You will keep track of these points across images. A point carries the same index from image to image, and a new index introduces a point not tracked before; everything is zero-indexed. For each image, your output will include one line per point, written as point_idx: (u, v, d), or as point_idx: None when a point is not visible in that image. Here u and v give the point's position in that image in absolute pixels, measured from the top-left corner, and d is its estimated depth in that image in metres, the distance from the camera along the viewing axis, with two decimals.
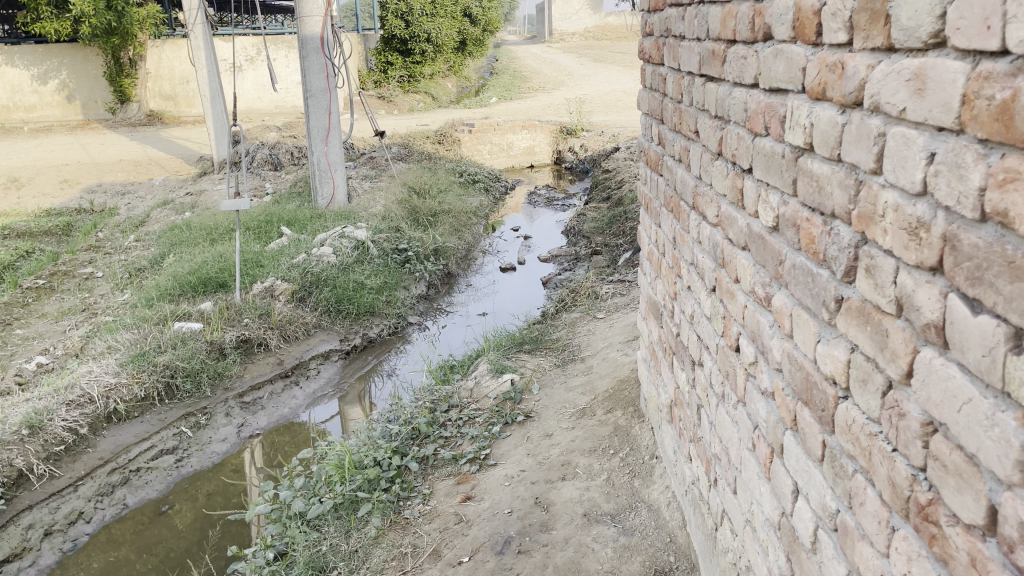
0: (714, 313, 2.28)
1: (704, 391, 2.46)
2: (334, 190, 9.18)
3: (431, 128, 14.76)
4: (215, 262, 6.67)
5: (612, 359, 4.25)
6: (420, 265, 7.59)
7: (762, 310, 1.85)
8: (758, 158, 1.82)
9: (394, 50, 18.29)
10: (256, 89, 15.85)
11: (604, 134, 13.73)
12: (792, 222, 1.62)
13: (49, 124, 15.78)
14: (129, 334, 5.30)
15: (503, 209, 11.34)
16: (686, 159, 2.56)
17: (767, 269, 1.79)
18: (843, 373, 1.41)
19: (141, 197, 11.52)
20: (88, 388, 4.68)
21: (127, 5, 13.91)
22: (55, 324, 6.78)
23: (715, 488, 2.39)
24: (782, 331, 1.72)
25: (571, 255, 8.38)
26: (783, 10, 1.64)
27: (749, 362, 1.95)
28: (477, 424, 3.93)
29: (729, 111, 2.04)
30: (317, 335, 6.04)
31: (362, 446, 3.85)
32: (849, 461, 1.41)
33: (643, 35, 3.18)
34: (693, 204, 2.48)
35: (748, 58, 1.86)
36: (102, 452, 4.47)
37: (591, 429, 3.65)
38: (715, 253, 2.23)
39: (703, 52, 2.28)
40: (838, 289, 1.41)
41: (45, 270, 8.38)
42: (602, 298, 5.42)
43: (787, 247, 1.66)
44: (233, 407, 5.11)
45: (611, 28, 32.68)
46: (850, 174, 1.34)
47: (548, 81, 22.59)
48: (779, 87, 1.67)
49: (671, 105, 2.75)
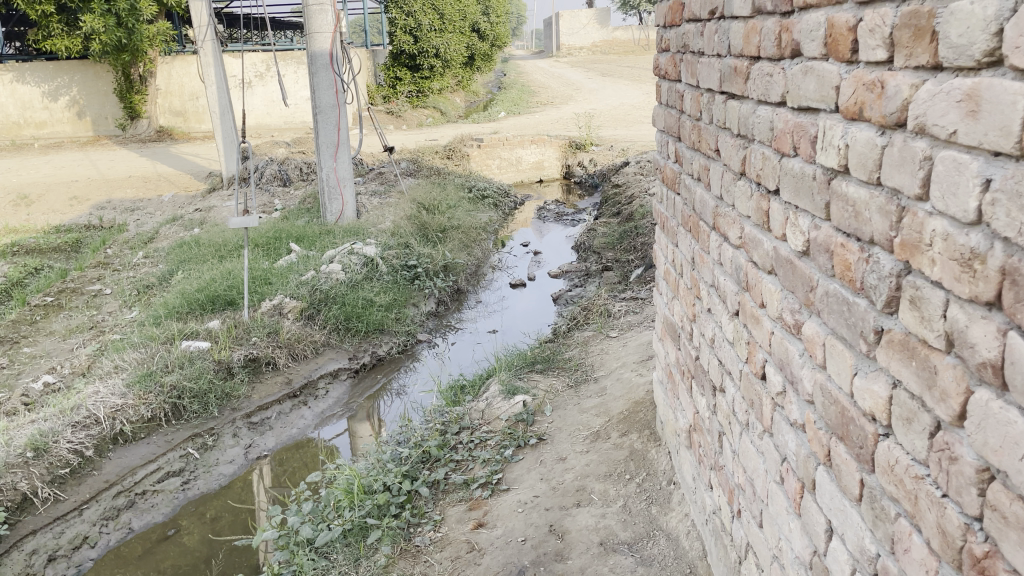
0: (737, 338, 2.20)
1: (726, 419, 2.38)
2: (342, 207, 9.15)
3: (440, 143, 14.73)
4: (223, 279, 6.63)
5: (626, 380, 4.16)
6: (429, 282, 7.53)
7: (790, 337, 1.77)
8: (786, 179, 1.75)
9: (402, 66, 18.33)
10: (265, 105, 15.90)
11: (613, 149, 13.69)
12: (825, 247, 1.54)
13: (59, 140, 15.89)
14: (136, 354, 5.26)
15: (513, 224, 11.28)
16: (705, 179, 2.49)
17: (797, 295, 1.71)
18: (885, 410, 1.32)
19: (150, 212, 11.52)
20: (94, 408, 4.63)
21: (138, 22, 14.03)
22: (63, 342, 6.74)
23: (738, 519, 2.30)
24: (813, 360, 1.64)
25: (582, 271, 8.30)
26: (813, 26, 1.57)
27: (777, 391, 1.86)
28: (489, 446, 3.84)
29: (753, 130, 1.97)
30: (325, 354, 5.97)
31: (371, 469, 3.76)
32: (892, 503, 1.32)
33: (659, 51, 3.12)
34: (712, 225, 2.41)
35: (774, 75, 1.79)
36: (108, 475, 4.41)
37: (605, 452, 3.56)
38: (737, 275, 2.16)
39: (724, 69, 2.21)
40: (878, 320, 1.33)
41: (54, 287, 8.37)
42: (615, 316, 5.33)
43: (819, 273, 1.59)
44: (241, 427, 5.04)
45: (618, 43, 32.69)
46: (891, 199, 1.27)
47: (556, 95, 22.56)
48: (810, 106, 1.60)
49: (689, 122, 2.68)
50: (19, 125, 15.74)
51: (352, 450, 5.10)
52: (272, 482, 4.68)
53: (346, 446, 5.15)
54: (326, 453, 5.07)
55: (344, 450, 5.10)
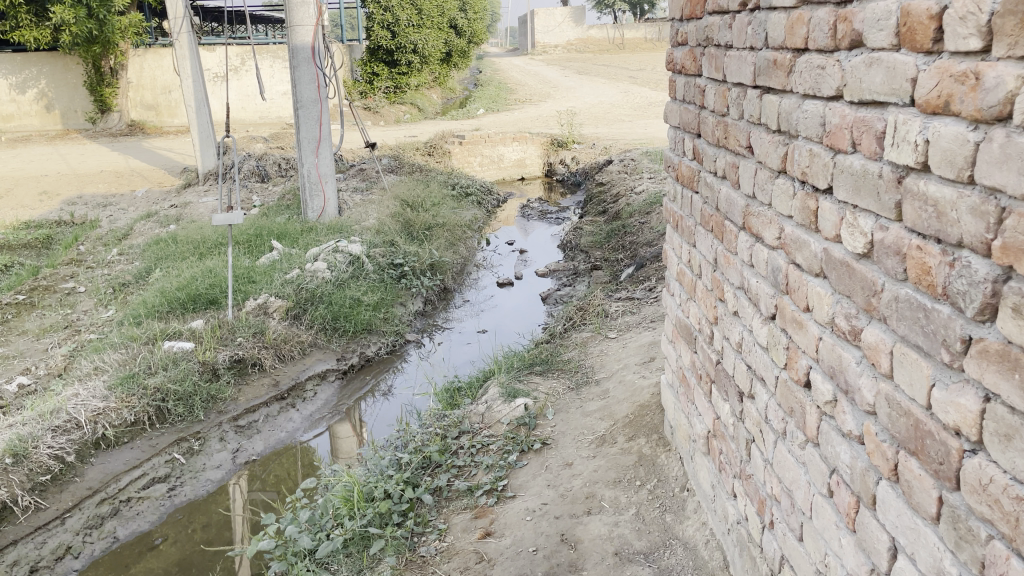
0: (772, 343, 2.12)
1: (756, 427, 2.29)
2: (324, 203, 8.98)
3: (420, 140, 14.57)
4: (204, 277, 6.44)
5: (629, 382, 4.07)
6: (416, 281, 7.39)
7: (844, 344, 1.69)
8: (841, 177, 1.66)
9: (380, 61, 18.12)
10: (240, 99, 15.63)
11: (595, 147, 13.64)
12: (894, 249, 1.45)
13: (27, 134, 15.49)
14: (117, 355, 5.08)
15: (496, 222, 11.16)
16: (732, 177, 2.40)
17: (854, 300, 1.63)
18: (975, 426, 1.24)
19: (124, 208, 11.25)
20: (75, 412, 4.44)
21: (109, 14, 13.70)
22: (36, 342, 6.51)
23: (770, 530, 2.22)
24: (877, 370, 1.55)
25: (569, 270, 8.22)
26: (880, 14, 1.48)
27: (825, 400, 1.78)
28: (492, 451, 3.73)
29: (797, 126, 1.88)
30: (313, 354, 5.81)
31: (370, 475, 3.64)
32: (983, 525, 1.24)
33: (674, 44, 3.03)
34: (742, 224, 2.32)
35: (827, 67, 1.70)
36: (91, 482, 4.22)
37: (613, 458, 3.46)
38: (775, 278, 2.07)
39: (760, 62, 2.12)
40: (965, 328, 1.25)
41: (25, 285, 8.12)
42: (612, 317, 5.24)
43: (885, 278, 1.50)
44: (228, 430, 4.88)
45: (593, 41, 32.68)
46: (988, 199, 1.18)
47: (534, 93, 22.46)
48: (876, 100, 1.51)
49: (712, 118, 2.59)
50: None
51: (332, 453, 5.01)
52: (250, 486, 4.59)
53: (327, 446, 5.10)
54: (309, 456, 4.98)
55: (324, 452, 5.03)
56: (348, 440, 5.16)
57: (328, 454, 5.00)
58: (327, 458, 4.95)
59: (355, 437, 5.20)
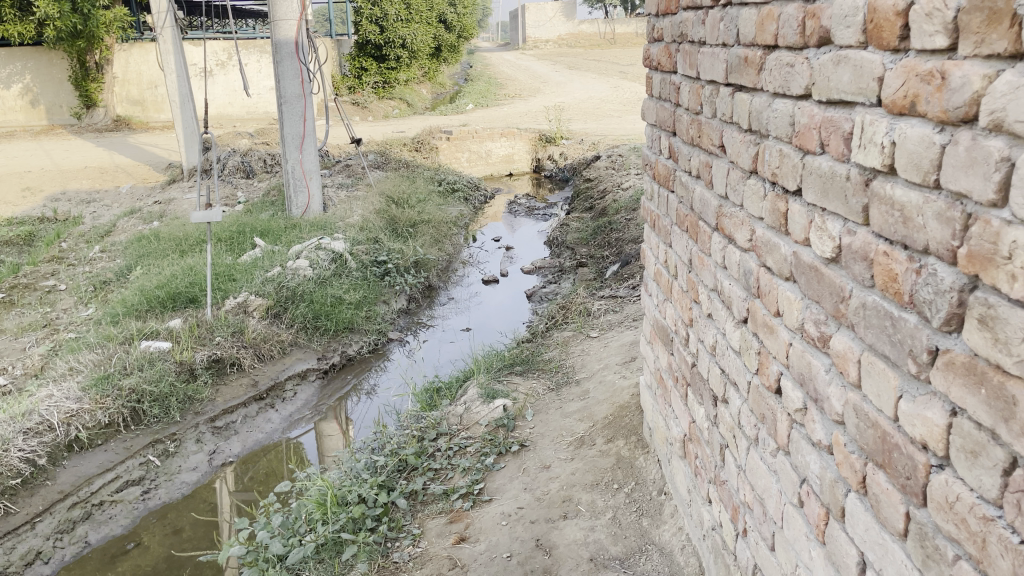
0: (744, 347, 2.07)
1: (729, 432, 2.24)
2: (309, 200, 8.89)
3: (408, 135, 14.48)
4: (184, 275, 6.36)
5: (609, 383, 4.02)
6: (400, 278, 7.32)
7: (813, 351, 1.64)
8: (809, 179, 1.61)
9: (368, 56, 18.01)
10: (227, 94, 15.51)
11: (583, 142, 13.57)
12: (861, 255, 1.40)
13: (11, 129, 15.33)
14: (92, 355, 5.00)
15: (483, 218, 11.10)
16: (706, 176, 2.35)
17: (822, 306, 1.58)
18: (941, 441, 1.19)
19: (107, 205, 11.13)
20: (47, 414, 4.36)
21: (94, 8, 13.53)
22: (13, 341, 6.42)
23: (743, 538, 2.18)
24: (845, 378, 1.50)
25: (555, 267, 8.17)
26: (847, 11, 1.43)
27: (795, 408, 1.73)
28: (469, 454, 3.68)
29: (768, 125, 1.83)
30: (293, 354, 5.75)
31: (344, 479, 3.58)
32: (949, 544, 1.19)
33: (650, 40, 2.97)
34: (715, 225, 2.27)
35: (796, 65, 1.65)
36: (63, 485, 4.15)
37: (591, 460, 3.41)
38: (746, 280, 2.02)
39: (732, 59, 2.06)
40: (932, 339, 1.20)
41: (5, 283, 8.02)
42: (594, 315, 5.19)
43: (852, 284, 1.45)
44: (205, 432, 4.81)
45: (584, 36, 32.60)
46: (954, 204, 1.13)
47: (523, 88, 22.38)
48: (843, 99, 1.46)
49: (686, 115, 2.54)
50: None
51: (319, 450, 4.96)
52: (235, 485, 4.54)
53: (313, 443, 5.05)
54: (294, 455, 4.94)
55: (312, 449, 4.98)
56: (335, 437, 5.11)
57: (315, 451, 4.96)
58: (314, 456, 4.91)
59: (341, 434, 5.16)
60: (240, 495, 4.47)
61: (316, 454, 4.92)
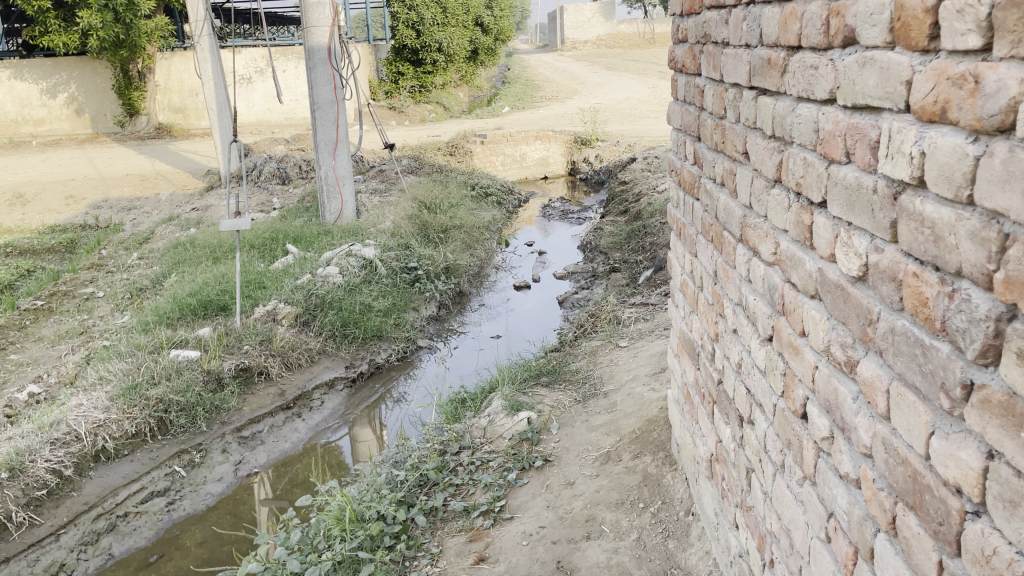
0: (770, 368, 1.94)
1: (755, 455, 2.12)
2: (342, 206, 8.88)
3: (443, 139, 14.45)
4: (216, 283, 6.38)
5: (637, 396, 3.89)
6: (430, 285, 7.27)
7: (841, 376, 1.51)
8: (835, 191, 1.48)
9: (404, 61, 18.04)
10: (265, 101, 15.70)
11: (619, 144, 13.41)
12: (889, 275, 1.28)
13: (57, 138, 15.69)
14: (122, 363, 5.01)
15: (516, 223, 11.02)
16: (730, 185, 2.23)
17: (849, 329, 1.45)
18: (977, 486, 1.06)
19: (147, 212, 11.27)
20: (75, 425, 4.38)
21: (135, 17, 13.75)
22: (51, 348, 6.49)
23: (771, 569, 2.05)
24: (873, 409, 1.37)
25: (588, 272, 8.04)
26: (874, 8, 1.30)
27: (822, 436, 1.61)
28: (491, 469, 3.59)
29: (791, 131, 1.71)
30: (321, 362, 5.72)
31: (364, 494, 3.50)
32: None
33: (676, 42, 2.85)
34: (740, 236, 2.15)
35: (820, 67, 1.53)
36: (88, 496, 4.16)
37: (616, 477, 3.29)
38: (771, 296, 1.90)
39: (755, 61, 1.94)
40: (966, 372, 1.07)
41: (45, 290, 8.15)
42: (624, 324, 5.06)
43: (880, 307, 1.33)
44: (231, 442, 4.79)
45: (622, 36, 32.38)
46: (989, 224, 1.01)
47: (560, 90, 22.23)
48: (869, 104, 1.33)
49: (710, 120, 2.42)
50: (16, 122, 15.54)
51: (355, 455, 4.99)
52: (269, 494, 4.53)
53: (349, 448, 5.07)
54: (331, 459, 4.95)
55: (349, 454, 5.02)
56: (370, 443, 5.12)
57: (352, 456, 4.98)
58: (350, 461, 4.94)
59: (375, 438, 5.17)
60: (276, 504, 4.44)
61: (352, 459, 4.94)
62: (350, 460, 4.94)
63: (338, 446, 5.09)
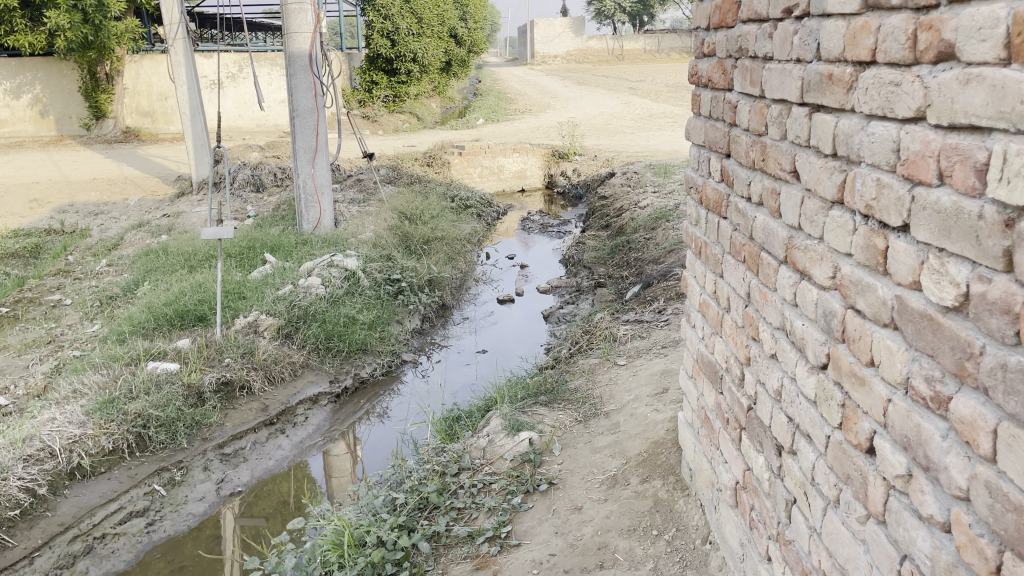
0: (822, 398, 1.86)
1: (798, 487, 2.03)
2: (320, 215, 8.70)
3: (419, 150, 14.32)
4: (193, 292, 6.18)
5: (641, 416, 3.79)
6: (413, 297, 7.13)
7: (923, 412, 1.43)
8: (922, 216, 1.40)
9: (379, 70, 17.89)
10: (237, 106, 15.48)
11: (597, 159, 13.40)
12: (999, 306, 1.20)
13: (20, 140, 15.29)
14: (97, 376, 4.81)
15: (496, 235, 10.93)
16: (771, 205, 2.14)
17: (940, 361, 1.37)
18: None
19: (115, 217, 10.96)
20: (49, 440, 4.17)
21: (105, 19, 13.33)
22: (17, 358, 6.23)
23: None
24: (972, 449, 1.29)
25: (572, 287, 7.96)
26: (982, 22, 1.23)
27: (896, 474, 1.52)
28: (494, 492, 3.46)
29: (860, 150, 1.63)
30: (304, 376, 5.54)
31: (361, 517, 3.36)
32: None
33: (700, 55, 2.78)
34: (784, 258, 2.06)
35: (902, 84, 1.45)
36: (63, 517, 3.93)
37: (626, 502, 3.18)
38: (828, 322, 1.81)
39: (810, 76, 1.86)
40: None
41: (10, 296, 7.86)
42: (620, 341, 4.97)
43: (982, 338, 1.25)
44: (213, 459, 4.59)
45: (592, 52, 32.72)
46: None
47: (533, 104, 22.20)
48: (975, 123, 1.25)
49: (745, 136, 2.34)
50: None
51: (325, 471, 4.86)
52: (242, 510, 4.38)
53: (319, 463, 4.92)
54: (314, 478, 4.77)
55: (318, 468, 4.88)
56: (342, 457, 4.99)
57: (322, 471, 4.84)
58: (320, 477, 4.79)
59: (350, 454, 5.03)
60: (248, 522, 4.30)
61: (323, 475, 4.80)
62: (320, 476, 4.80)
63: (310, 459, 4.92)
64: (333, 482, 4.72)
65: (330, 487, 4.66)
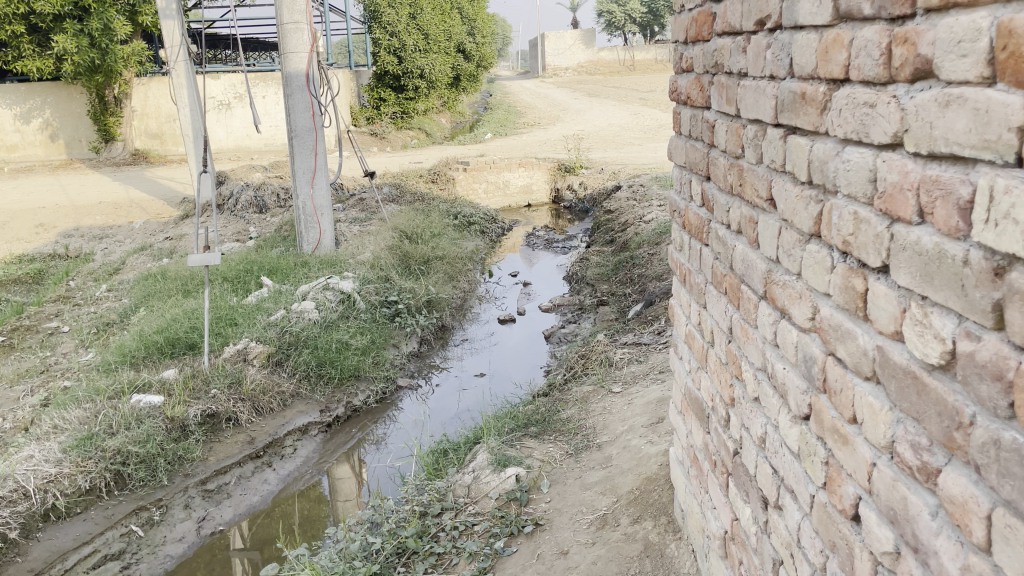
0: (806, 452, 1.66)
1: (784, 547, 1.84)
2: (320, 235, 8.54)
3: (424, 167, 14.20)
4: (185, 319, 6.04)
5: (634, 449, 3.59)
6: (411, 319, 6.96)
7: (911, 483, 1.24)
8: (902, 257, 1.22)
9: (386, 87, 17.73)
10: (245, 126, 15.46)
11: (603, 172, 13.23)
12: (989, 369, 1.01)
13: (30, 164, 15.31)
14: (80, 410, 4.65)
15: (500, 252, 10.78)
16: (749, 234, 1.96)
17: (927, 428, 1.18)
18: None
19: (119, 241, 10.88)
20: (23, 480, 4.05)
21: (112, 42, 13.33)
22: (8, 389, 6.09)
23: None
24: (964, 534, 1.11)
25: (575, 304, 7.79)
26: (961, 34, 1.05)
27: (884, 549, 1.33)
28: (477, 534, 3.27)
29: (836, 179, 1.44)
30: (294, 406, 5.38)
31: (336, 564, 3.18)
32: None
33: (679, 70, 2.60)
34: (763, 293, 1.87)
35: (877, 105, 1.27)
36: (34, 562, 3.80)
37: (615, 546, 2.98)
38: (809, 370, 1.62)
39: (783, 95, 1.67)
40: None
41: (7, 325, 7.75)
42: (617, 366, 4.78)
43: (971, 405, 1.06)
44: (194, 496, 4.44)
45: (603, 63, 32.66)
46: None
47: (542, 117, 22.09)
48: (958, 153, 1.07)
49: (723, 158, 2.15)
50: None
51: (333, 492, 4.79)
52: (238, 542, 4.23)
53: (327, 483, 4.85)
54: (309, 507, 4.63)
55: (327, 487, 4.82)
56: (347, 481, 4.89)
57: (330, 493, 4.78)
58: (329, 497, 4.74)
59: (354, 477, 4.94)
60: (247, 556, 4.14)
61: (331, 496, 4.74)
62: (329, 496, 4.75)
63: (309, 487, 4.79)
64: (339, 504, 4.65)
65: (335, 509, 4.59)
